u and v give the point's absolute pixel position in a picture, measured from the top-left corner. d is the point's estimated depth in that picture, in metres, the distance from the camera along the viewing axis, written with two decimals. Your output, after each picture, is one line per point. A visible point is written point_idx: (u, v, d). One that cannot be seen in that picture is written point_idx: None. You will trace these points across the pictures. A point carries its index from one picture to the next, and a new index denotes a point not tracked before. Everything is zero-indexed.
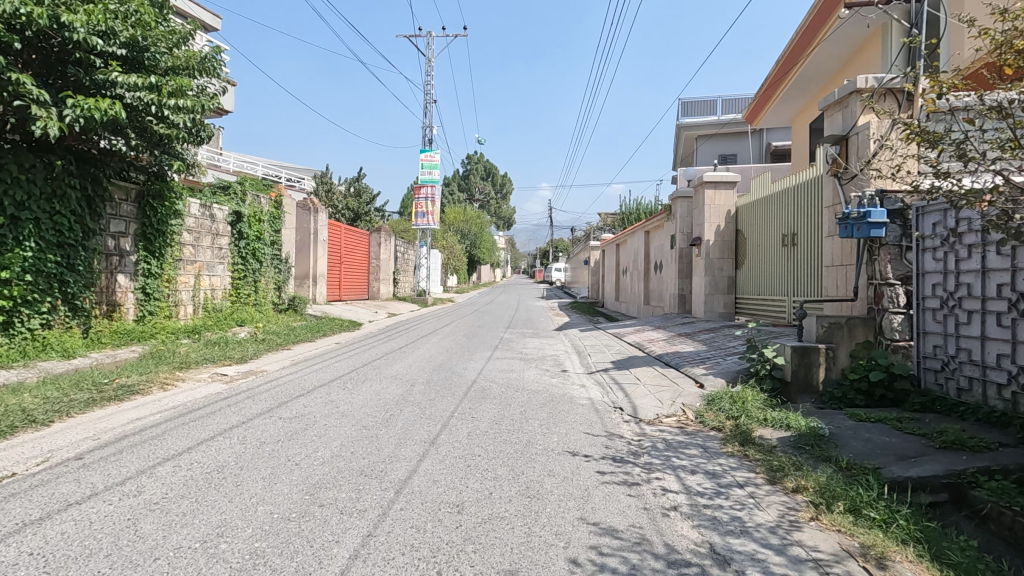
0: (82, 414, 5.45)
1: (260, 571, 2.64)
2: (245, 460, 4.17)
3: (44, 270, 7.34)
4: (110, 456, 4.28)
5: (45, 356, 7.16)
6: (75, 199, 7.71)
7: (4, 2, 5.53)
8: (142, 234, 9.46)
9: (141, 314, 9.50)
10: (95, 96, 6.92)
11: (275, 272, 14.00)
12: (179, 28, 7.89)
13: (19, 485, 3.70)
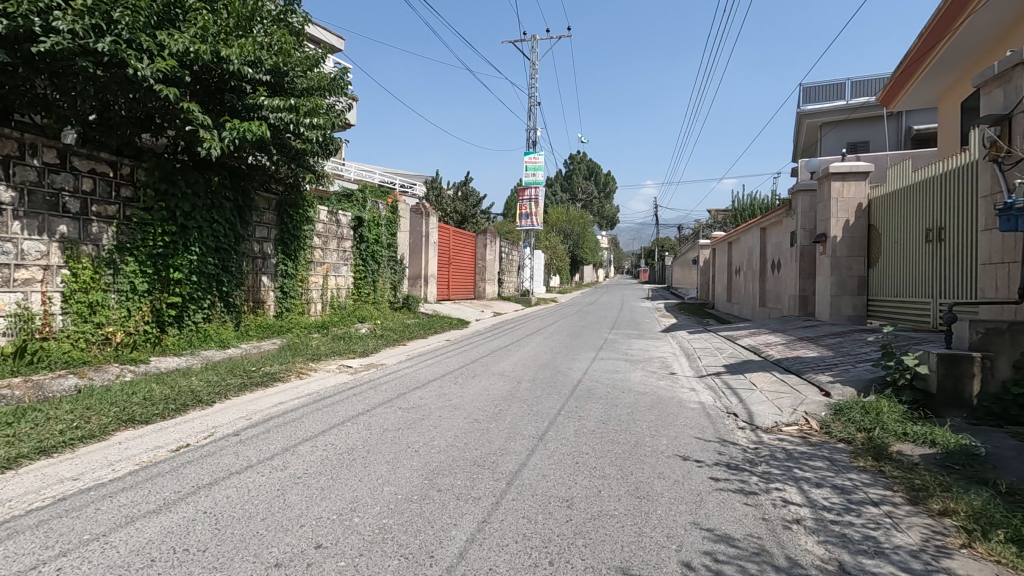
0: (236, 397, 6.24)
1: (389, 545, 2.89)
2: (371, 444, 4.56)
3: (206, 272, 8.49)
4: (260, 433, 4.88)
5: (206, 346, 8.31)
6: (229, 210, 8.83)
7: (177, 43, 6.49)
8: (281, 239, 10.60)
9: (280, 310, 10.65)
10: (247, 119, 7.88)
11: (391, 272, 14.99)
12: (313, 53, 8.71)
13: (192, 455, 4.35)
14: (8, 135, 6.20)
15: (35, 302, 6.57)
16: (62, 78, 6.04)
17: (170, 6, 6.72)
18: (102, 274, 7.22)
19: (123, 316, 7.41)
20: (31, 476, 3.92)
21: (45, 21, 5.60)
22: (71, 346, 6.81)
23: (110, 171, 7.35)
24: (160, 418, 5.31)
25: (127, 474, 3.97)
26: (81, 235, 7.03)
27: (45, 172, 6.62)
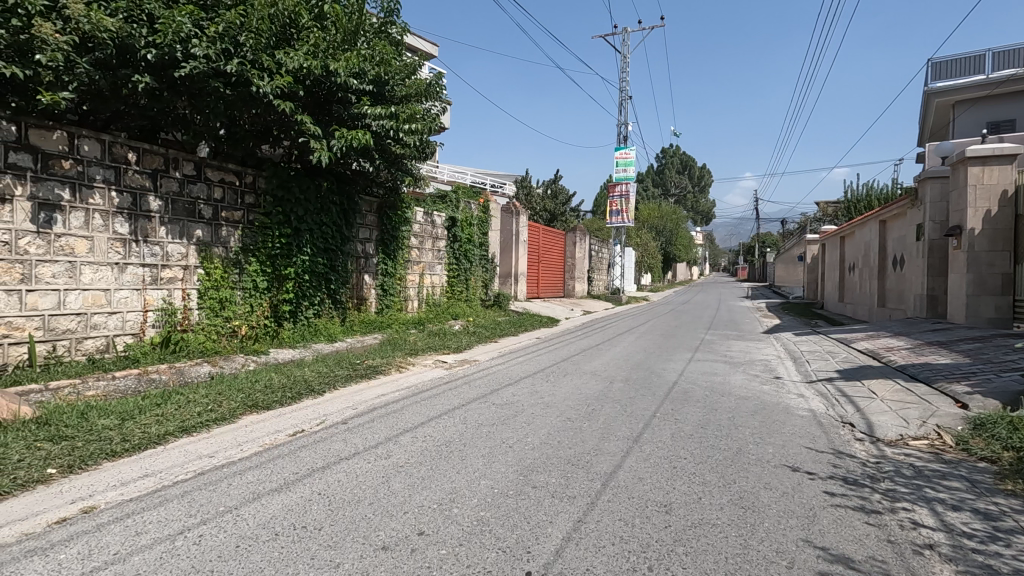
0: (343, 388, 6.69)
1: (487, 537, 2.96)
2: (467, 438, 4.69)
3: (316, 271, 9.17)
4: (365, 423, 5.20)
5: (317, 339, 8.99)
6: (337, 213, 9.46)
7: (293, 60, 7.02)
8: (382, 240, 11.20)
9: (381, 307, 11.26)
10: (352, 127, 8.40)
11: (483, 271, 15.33)
12: (411, 61, 9.08)
13: (307, 440, 4.73)
14: (156, 152, 7.08)
15: (176, 298, 7.44)
16: (199, 99, 6.79)
17: (286, 26, 7.30)
18: (230, 273, 8.03)
19: (247, 311, 8.19)
20: (177, 451, 4.45)
21: (186, 49, 6.30)
22: (206, 337, 7.66)
23: (236, 180, 8.15)
24: (279, 405, 5.81)
25: (252, 454, 4.39)
26: (213, 238, 7.86)
27: (185, 183, 7.48)
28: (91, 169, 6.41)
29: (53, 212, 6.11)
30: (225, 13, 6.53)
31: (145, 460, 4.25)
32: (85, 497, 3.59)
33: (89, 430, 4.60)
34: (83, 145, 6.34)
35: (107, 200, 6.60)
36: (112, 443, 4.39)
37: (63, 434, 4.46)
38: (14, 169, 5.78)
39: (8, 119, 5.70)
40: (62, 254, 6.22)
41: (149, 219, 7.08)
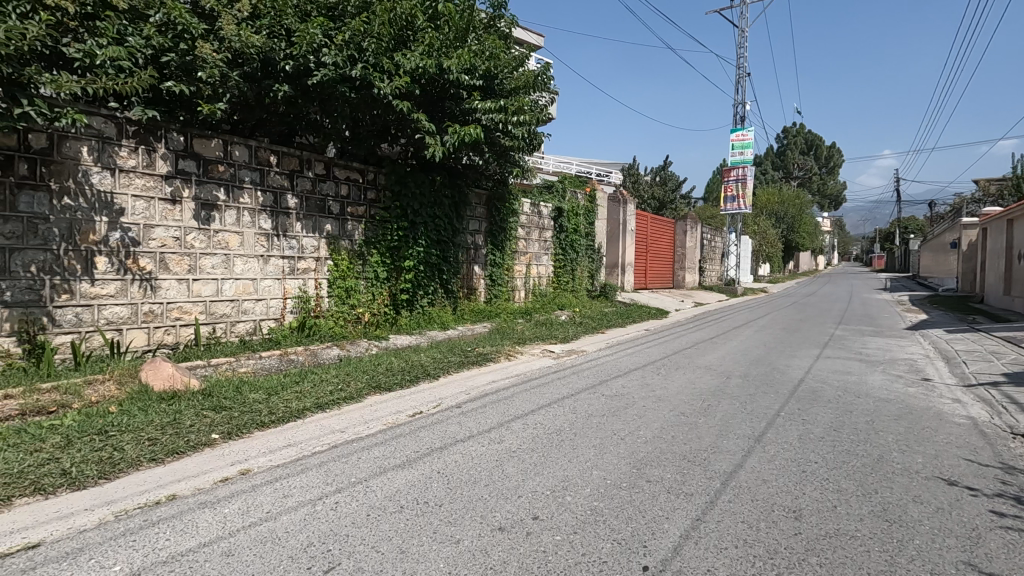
0: (456, 373, 7.00)
1: (601, 527, 2.94)
2: (578, 427, 4.69)
3: (430, 262, 9.63)
4: (478, 407, 5.39)
5: (431, 327, 9.46)
6: (449, 206, 9.85)
7: (410, 61, 7.36)
8: (491, 231, 11.48)
9: (490, 296, 11.57)
10: (463, 122, 8.66)
11: (589, 261, 15.17)
12: (519, 53, 9.16)
13: (425, 421, 5.01)
14: (292, 154, 7.81)
15: (310, 287, 8.19)
16: (328, 103, 7.37)
17: (404, 29, 7.67)
18: (354, 264, 8.66)
19: (369, 299, 8.81)
20: (314, 425, 4.92)
21: (317, 58, 6.87)
22: (335, 323, 8.36)
23: (360, 178, 8.76)
24: (399, 387, 6.20)
25: (377, 432, 4.73)
26: (341, 232, 8.52)
27: (316, 181, 8.17)
28: (240, 172, 7.22)
29: (212, 210, 6.97)
30: (351, 22, 7.02)
31: (287, 431, 4.74)
32: (241, 461, 4.09)
33: (243, 402, 5.22)
34: (235, 151, 7.15)
35: (254, 200, 7.40)
36: (261, 415, 4.95)
37: (223, 405, 5.11)
38: (182, 174, 6.66)
39: (177, 131, 6.57)
40: (219, 248, 7.09)
41: (287, 215, 7.83)
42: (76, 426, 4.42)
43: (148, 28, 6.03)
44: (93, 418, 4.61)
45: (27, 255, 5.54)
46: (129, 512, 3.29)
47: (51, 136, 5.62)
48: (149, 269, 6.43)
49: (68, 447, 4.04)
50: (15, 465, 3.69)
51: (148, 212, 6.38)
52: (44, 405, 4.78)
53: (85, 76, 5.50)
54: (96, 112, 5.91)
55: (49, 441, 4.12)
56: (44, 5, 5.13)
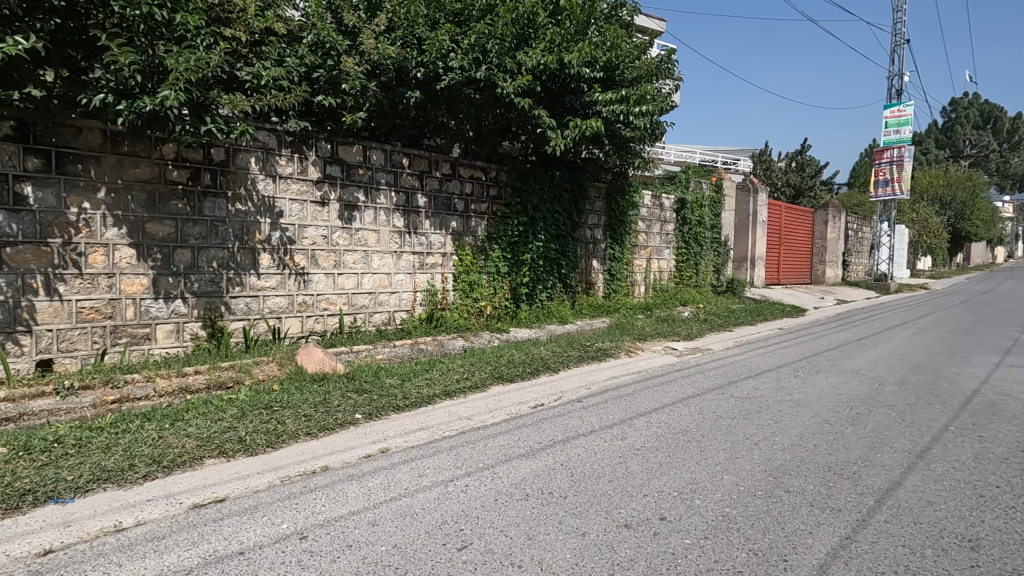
0: (575, 367, 7.03)
1: (734, 535, 2.80)
2: (706, 429, 4.49)
3: (549, 257, 9.73)
4: (600, 403, 5.37)
5: (551, 320, 9.56)
6: (567, 200, 9.88)
7: (531, 58, 7.46)
8: (610, 225, 11.31)
9: (609, 291, 11.42)
10: (584, 116, 8.61)
11: (715, 255, 14.36)
12: (641, 41, 8.90)
13: (546, 413, 5.09)
14: (422, 155, 8.30)
15: (437, 281, 8.66)
16: (455, 106, 7.73)
17: (525, 28, 7.79)
18: (477, 259, 9.01)
19: (491, 293, 9.11)
20: (444, 411, 5.23)
21: (445, 63, 7.24)
22: (460, 315, 8.77)
23: (483, 176, 9.06)
24: (520, 378, 6.37)
25: (502, 421, 4.90)
26: (465, 228, 8.90)
27: (443, 181, 8.60)
28: (377, 175, 7.83)
29: (353, 211, 7.65)
30: (476, 26, 7.29)
31: (419, 415, 5.08)
32: (381, 440, 4.46)
33: (381, 386, 5.69)
34: (372, 156, 7.77)
35: (388, 200, 7.99)
36: (396, 399, 5.36)
37: (364, 387, 5.61)
38: (329, 178, 7.37)
39: (325, 140, 7.28)
40: (359, 245, 7.76)
41: (417, 214, 8.35)
42: (247, 400, 5.12)
43: (301, 49, 6.78)
44: (261, 394, 5.30)
45: (209, 253, 6.47)
46: (291, 478, 3.74)
47: (228, 150, 6.50)
48: (302, 264, 7.22)
49: (243, 418, 4.69)
50: (204, 430, 4.37)
51: (301, 213, 7.16)
52: (223, 380, 5.60)
53: (253, 96, 6.29)
54: (262, 126, 6.74)
55: (228, 412, 4.81)
56: (223, 38, 5.95)
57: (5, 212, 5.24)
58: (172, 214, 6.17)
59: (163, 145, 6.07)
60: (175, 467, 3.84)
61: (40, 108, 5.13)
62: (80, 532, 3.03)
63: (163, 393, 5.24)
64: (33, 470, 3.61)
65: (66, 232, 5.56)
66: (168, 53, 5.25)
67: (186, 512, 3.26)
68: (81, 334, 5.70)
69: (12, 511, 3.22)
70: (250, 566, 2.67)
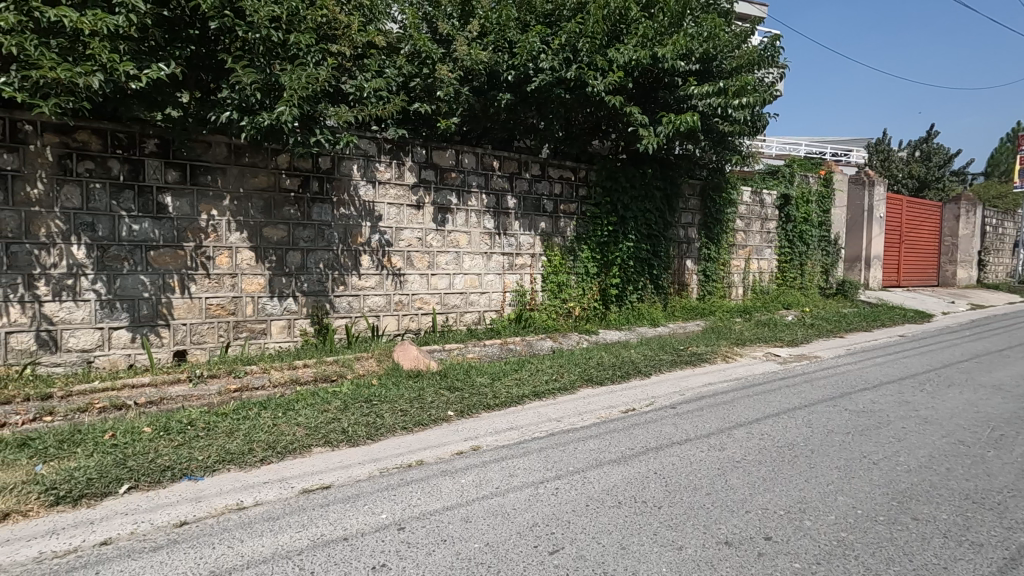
0: (668, 371, 6.77)
1: (851, 563, 2.56)
2: (815, 444, 4.14)
3: (640, 257, 9.47)
4: (695, 410, 5.13)
5: (641, 323, 9.30)
6: (660, 198, 9.56)
7: (623, 54, 7.29)
8: (705, 223, 10.81)
9: (704, 293, 10.92)
10: (678, 111, 8.29)
11: (823, 254, 13.28)
12: (741, 29, 8.42)
13: (638, 418, 4.95)
14: (512, 157, 8.39)
15: (526, 281, 8.72)
16: (544, 107, 7.74)
17: (617, 24, 7.61)
18: (566, 260, 8.97)
19: (580, 294, 9.03)
20: (532, 411, 5.24)
21: (536, 65, 7.29)
22: (548, 316, 8.77)
23: (573, 176, 8.99)
24: (610, 381, 6.25)
25: (591, 424, 4.83)
26: (554, 229, 8.88)
27: (533, 182, 8.63)
28: (469, 178, 8.02)
29: (446, 213, 7.89)
30: (567, 25, 7.26)
31: (509, 415, 5.13)
32: (472, 438, 4.56)
33: (472, 385, 5.82)
34: (464, 159, 7.97)
35: (479, 202, 8.16)
36: (487, 397, 5.46)
37: (456, 385, 5.78)
38: (424, 183, 7.66)
39: (421, 146, 7.58)
40: (452, 246, 8.00)
41: (507, 215, 8.45)
42: (349, 393, 5.44)
43: (400, 60, 7.08)
44: (361, 388, 5.61)
45: (317, 255, 6.95)
46: (390, 470, 3.93)
47: (333, 158, 6.95)
48: (398, 265, 7.56)
49: (345, 410, 4.98)
50: (312, 420, 4.69)
51: (399, 216, 7.50)
52: (329, 373, 6.00)
53: (356, 107, 6.67)
54: (363, 135, 7.13)
55: (333, 404, 5.14)
56: (330, 53, 6.36)
57: (150, 220, 5.94)
58: (285, 219, 6.70)
59: (278, 156, 6.60)
60: (288, 453, 4.16)
61: (177, 126, 5.75)
62: (208, 508, 3.36)
63: (278, 383, 5.71)
64: (170, 449, 4.06)
65: (198, 237, 6.20)
66: (283, 71, 5.69)
67: (297, 496, 3.52)
68: (209, 328, 6.34)
69: (154, 484, 3.65)
70: (353, 552, 2.83)
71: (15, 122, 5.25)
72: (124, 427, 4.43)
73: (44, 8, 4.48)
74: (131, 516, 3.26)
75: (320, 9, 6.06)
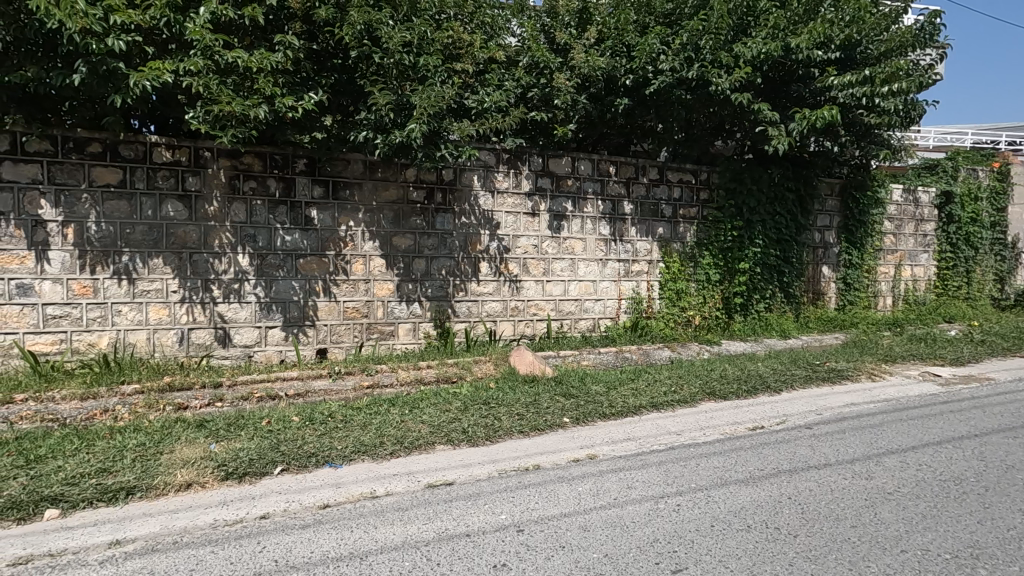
0: (802, 389, 6.20)
1: None
2: (990, 480, 3.57)
3: (768, 263, 8.82)
4: (835, 432, 4.66)
5: (769, 334, 8.65)
6: (792, 200, 8.83)
7: (751, 47, 6.87)
8: (845, 226, 9.78)
9: (843, 303, 9.89)
10: (814, 104, 7.63)
11: (997, 259, 11.42)
12: (891, 9, 7.55)
13: (768, 437, 4.61)
14: (629, 162, 8.24)
15: (642, 289, 8.50)
16: (664, 109, 7.53)
17: (744, 16, 7.24)
18: (686, 267, 8.60)
19: (700, 302, 8.61)
20: (650, 423, 5.09)
21: (655, 67, 7.13)
22: (666, 324, 8.47)
23: (693, 179, 8.61)
24: (735, 395, 5.87)
25: (715, 440, 4.59)
26: (673, 235, 8.57)
27: (651, 186, 8.40)
28: (584, 185, 8.01)
29: (561, 221, 7.95)
30: (689, 24, 7.02)
31: (626, 425, 5.03)
32: (588, 446, 4.52)
33: (587, 393, 5.77)
34: (580, 166, 7.97)
35: (595, 208, 8.12)
36: (602, 406, 5.39)
37: (571, 392, 5.77)
38: (540, 191, 7.79)
39: (537, 154, 7.71)
40: (567, 253, 8.03)
41: (623, 221, 8.31)
42: (468, 395, 5.67)
43: (518, 72, 7.25)
44: (479, 391, 5.81)
45: (439, 262, 7.34)
46: (508, 472, 4.03)
47: (455, 170, 7.31)
48: (515, 271, 7.75)
49: (465, 411, 5.20)
50: (435, 419, 4.95)
51: (516, 224, 7.69)
52: (449, 375, 6.29)
53: (477, 121, 6.97)
54: (483, 146, 7.41)
55: (454, 404, 5.39)
56: (455, 71, 6.71)
57: (299, 231, 6.67)
58: (412, 229, 7.17)
59: (406, 170, 7.08)
60: (414, 449, 4.43)
61: (322, 146, 6.40)
62: (346, 494, 3.69)
63: (403, 382, 6.10)
64: (315, 438, 4.50)
65: (338, 246, 6.84)
66: (413, 91, 6.10)
67: (423, 490, 3.73)
68: (346, 329, 6.95)
69: (303, 468, 4.08)
70: (476, 548, 2.94)
71: (198, 150, 6.17)
72: (277, 415, 4.99)
73: (222, 51, 5.23)
74: (284, 495, 3.67)
75: (446, 30, 6.42)
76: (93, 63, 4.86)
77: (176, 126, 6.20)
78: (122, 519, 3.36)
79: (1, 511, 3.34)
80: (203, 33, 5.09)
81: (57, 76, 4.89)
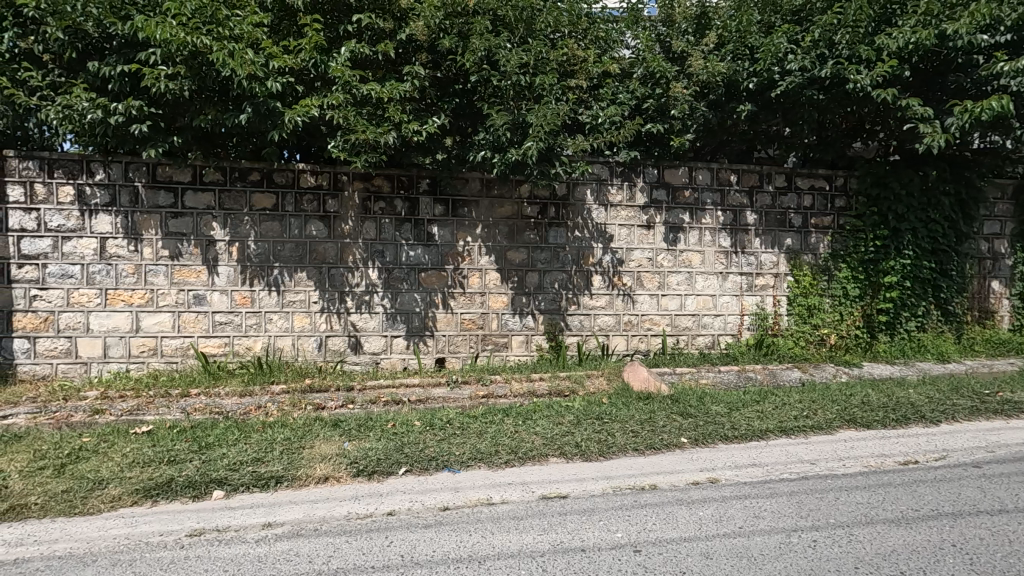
0: (967, 422, 5.37)
1: None
2: None
3: (920, 277, 7.81)
4: (1013, 474, 3.98)
5: (922, 356, 7.64)
6: (951, 205, 7.77)
7: (896, 38, 6.22)
8: (1021, 233, 8.39)
9: (1020, 323, 8.46)
10: (977, 96, 6.70)
11: None
12: None
13: (924, 474, 4.05)
14: (752, 170, 7.77)
15: (768, 304, 7.93)
16: (792, 111, 7.04)
17: (889, 4, 6.58)
18: (818, 280, 7.91)
19: (836, 320, 7.85)
20: (779, 449, 4.72)
21: (783, 67, 6.70)
22: (795, 343, 7.82)
23: (827, 186, 7.91)
24: (881, 425, 5.24)
25: (857, 473, 4.13)
26: (803, 246, 7.92)
27: (777, 194, 7.85)
28: (703, 195, 7.69)
29: (678, 233, 7.68)
30: (821, 19, 6.53)
31: (751, 450, 4.71)
32: (708, 469, 4.29)
33: (707, 413, 5.49)
34: (699, 175, 7.67)
35: (714, 219, 7.75)
36: (724, 428, 5.09)
37: (689, 411, 5.51)
38: (655, 203, 7.61)
39: (653, 166, 7.55)
40: (684, 266, 7.74)
41: (746, 232, 7.83)
42: (581, 409, 5.63)
43: (633, 84, 7.17)
44: (592, 405, 5.75)
45: (552, 275, 7.43)
46: (623, 489, 3.94)
47: (569, 185, 7.38)
48: (628, 285, 7.61)
49: (578, 425, 5.19)
50: (548, 431, 4.99)
51: (629, 237, 7.57)
52: (561, 389, 6.29)
53: (591, 136, 7.00)
54: (597, 160, 7.41)
55: (566, 417, 5.40)
56: (569, 88, 6.81)
57: (422, 247, 7.11)
58: (526, 243, 7.33)
59: (521, 186, 7.27)
60: (528, 459, 4.50)
61: (444, 166, 6.79)
62: (464, 498, 3.84)
63: (516, 393, 6.22)
64: (435, 442, 4.74)
65: (456, 260, 7.19)
66: (529, 110, 6.29)
67: (537, 501, 3.78)
68: (463, 340, 7.25)
69: (424, 470, 4.31)
70: (591, 564, 2.91)
71: (337, 175, 6.84)
72: (401, 419, 5.33)
73: (359, 85, 5.78)
74: (408, 494, 3.91)
75: (562, 49, 6.56)
76: (257, 104, 5.62)
77: (319, 154, 6.92)
78: (272, 505, 3.78)
79: (181, 488, 3.91)
80: (344, 70, 5.67)
81: (228, 117, 5.72)
